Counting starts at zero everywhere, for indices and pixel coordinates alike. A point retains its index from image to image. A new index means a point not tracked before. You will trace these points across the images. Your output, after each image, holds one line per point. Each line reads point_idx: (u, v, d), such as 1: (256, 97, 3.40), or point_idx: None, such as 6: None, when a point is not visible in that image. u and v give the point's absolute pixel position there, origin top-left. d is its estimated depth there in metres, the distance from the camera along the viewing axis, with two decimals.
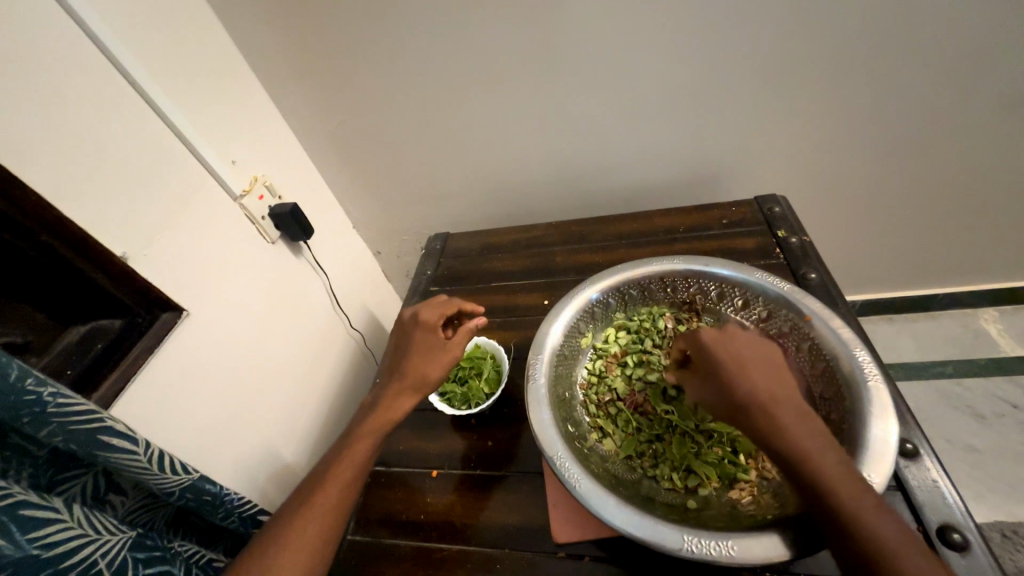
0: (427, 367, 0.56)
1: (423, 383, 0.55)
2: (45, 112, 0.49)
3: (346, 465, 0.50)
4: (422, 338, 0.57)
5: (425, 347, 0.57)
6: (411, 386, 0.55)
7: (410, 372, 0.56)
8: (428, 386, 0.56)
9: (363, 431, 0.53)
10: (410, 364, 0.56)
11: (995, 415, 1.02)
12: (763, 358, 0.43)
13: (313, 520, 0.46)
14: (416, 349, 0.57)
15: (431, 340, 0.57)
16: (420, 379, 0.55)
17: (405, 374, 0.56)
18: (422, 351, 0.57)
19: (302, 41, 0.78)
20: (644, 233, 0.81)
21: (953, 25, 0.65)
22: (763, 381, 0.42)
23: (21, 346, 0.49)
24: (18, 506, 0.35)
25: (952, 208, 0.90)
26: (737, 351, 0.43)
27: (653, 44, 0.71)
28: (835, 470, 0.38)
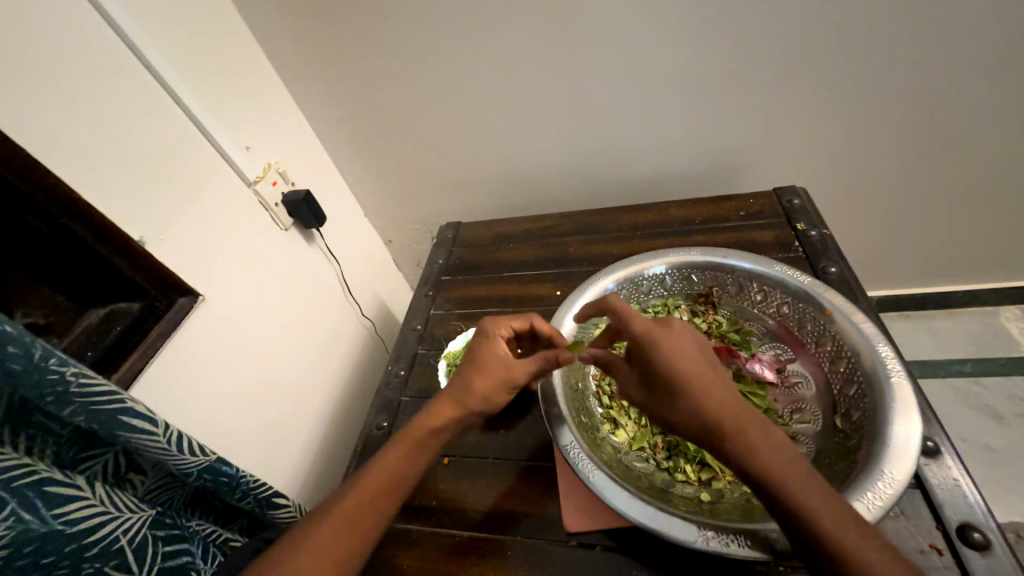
0: (483, 385, 0.50)
1: (473, 402, 0.50)
2: (63, 97, 0.49)
3: (374, 477, 0.46)
4: (485, 352, 0.52)
5: (486, 360, 0.52)
6: (462, 402, 0.50)
7: (467, 387, 0.51)
8: (480, 407, 0.50)
9: (401, 440, 0.49)
10: (471, 379, 0.51)
11: (1014, 415, 1.00)
12: (704, 369, 0.41)
13: (333, 530, 0.43)
14: (480, 361, 0.52)
15: (496, 354, 0.52)
16: (473, 397, 0.50)
17: (461, 390, 0.51)
18: (484, 364, 0.51)
19: (316, 27, 0.77)
20: (658, 224, 0.80)
21: (987, 14, 0.63)
22: (708, 396, 0.39)
23: (42, 327, 0.49)
24: (42, 482, 0.36)
25: (978, 204, 0.88)
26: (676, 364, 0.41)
27: (673, 32, 0.69)
28: (805, 489, 0.36)
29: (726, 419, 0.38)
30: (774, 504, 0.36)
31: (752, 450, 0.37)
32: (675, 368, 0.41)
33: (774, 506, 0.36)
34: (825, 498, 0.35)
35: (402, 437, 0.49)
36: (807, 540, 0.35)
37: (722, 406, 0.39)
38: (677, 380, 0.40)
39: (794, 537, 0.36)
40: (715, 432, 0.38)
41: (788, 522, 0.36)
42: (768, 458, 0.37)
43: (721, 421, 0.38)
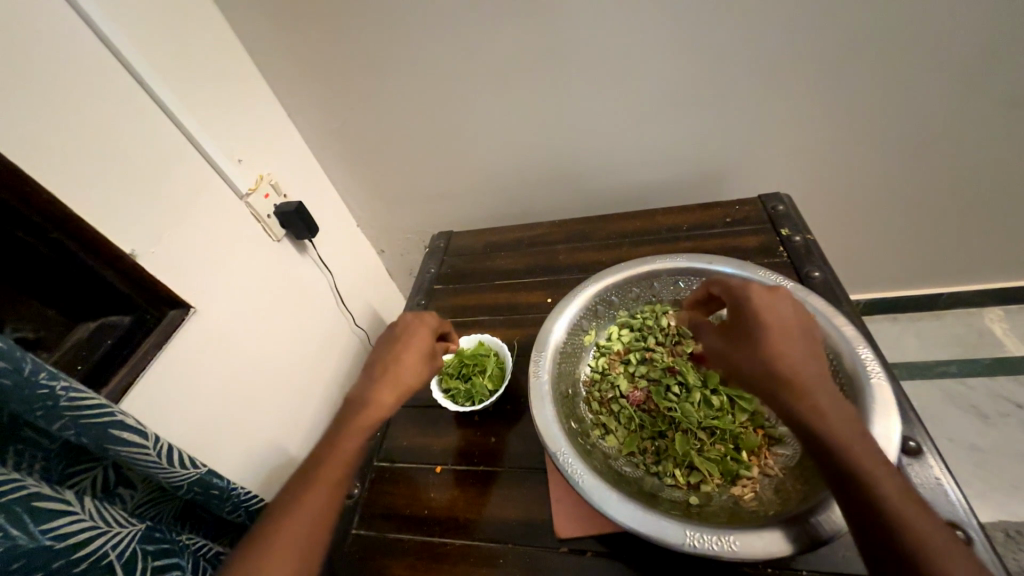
0: (415, 365, 0.57)
1: (409, 378, 0.56)
2: (55, 112, 0.49)
3: (332, 470, 0.49)
4: (422, 344, 0.59)
5: (421, 352, 0.58)
6: (398, 381, 0.55)
7: (401, 366, 0.56)
8: (414, 384, 0.56)
9: (351, 431, 0.51)
10: (406, 358, 0.57)
11: (999, 415, 1.02)
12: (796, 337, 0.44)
13: (307, 521, 0.46)
14: (409, 344, 0.58)
15: (428, 343, 0.59)
16: (407, 375, 0.56)
17: (399, 369, 0.56)
18: (415, 344, 0.58)
19: (308, 42, 0.79)
20: (647, 231, 0.82)
21: (958, 25, 0.65)
22: (790, 355, 0.42)
23: (33, 341, 0.50)
24: (31, 497, 0.36)
25: (958, 207, 0.90)
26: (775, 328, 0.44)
27: (657, 43, 0.71)
28: (864, 456, 0.38)
29: (804, 377, 0.41)
30: (831, 467, 0.39)
31: (822, 412, 0.40)
32: (762, 324, 0.44)
33: (832, 467, 0.38)
34: (885, 469, 0.38)
35: (351, 429, 0.52)
36: (860, 501, 0.37)
37: (803, 366, 0.42)
38: (765, 333, 0.44)
39: (846, 500, 0.38)
40: (792, 387, 0.41)
41: (840, 481, 0.38)
42: (835, 421, 0.39)
43: (798, 378, 0.41)
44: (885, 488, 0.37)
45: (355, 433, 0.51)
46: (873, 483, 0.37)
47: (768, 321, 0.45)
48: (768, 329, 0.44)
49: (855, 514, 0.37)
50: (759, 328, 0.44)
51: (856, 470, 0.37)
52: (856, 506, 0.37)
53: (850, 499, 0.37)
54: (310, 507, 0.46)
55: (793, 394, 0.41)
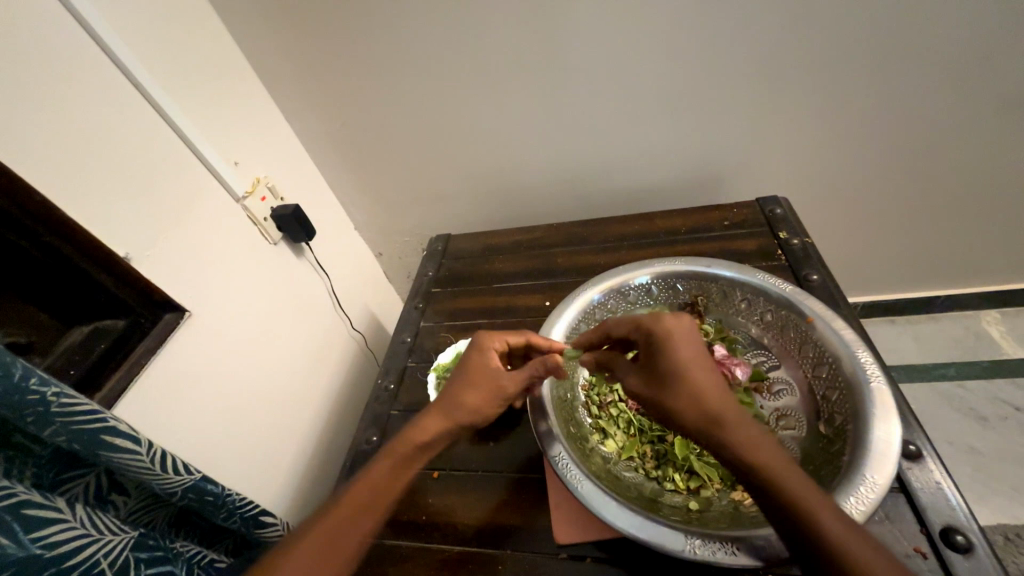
0: (474, 398, 0.52)
1: (460, 413, 0.51)
2: (48, 113, 0.49)
3: (361, 491, 0.46)
4: (476, 363, 0.53)
5: (475, 374, 0.52)
6: (450, 415, 0.51)
7: (455, 395, 0.52)
8: (469, 420, 0.51)
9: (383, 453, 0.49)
10: (457, 385, 0.52)
11: (998, 417, 1.02)
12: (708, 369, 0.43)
13: (326, 544, 0.42)
14: (470, 370, 0.53)
15: (483, 367, 0.53)
16: (461, 409, 0.51)
17: (447, 396, 0.52)
18: (474, 370, 0.53)
19: (306, 42, 0.78)
20: (645, 235, 0.81)
21: (954, 28, 0.66)
22: (701, 384, 0.42)
23: (24, 346, 0.49)
24: (21, 505, 0.35)
25: (955, 210, 0.90)
26: (685, 360, 0.44)
27: (655, 46, 0.71)
28: (781, 470, 0.37)
29: (722, 410, 0.41)
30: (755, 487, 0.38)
31: (735, 434, 0.39)
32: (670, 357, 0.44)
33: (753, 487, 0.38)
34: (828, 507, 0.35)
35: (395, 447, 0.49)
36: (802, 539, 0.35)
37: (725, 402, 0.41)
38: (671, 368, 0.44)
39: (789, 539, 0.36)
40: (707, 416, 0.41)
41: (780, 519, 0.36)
42: (764, 457, 0.38)
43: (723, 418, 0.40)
44: (809, 503, 0.36)
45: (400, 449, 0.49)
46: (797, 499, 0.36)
47: (676, 348, 0.44)
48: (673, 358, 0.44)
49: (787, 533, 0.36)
50: (667, 358, 0.44)
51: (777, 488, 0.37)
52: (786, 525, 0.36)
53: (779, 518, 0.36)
54: (334, 530, 0.43)
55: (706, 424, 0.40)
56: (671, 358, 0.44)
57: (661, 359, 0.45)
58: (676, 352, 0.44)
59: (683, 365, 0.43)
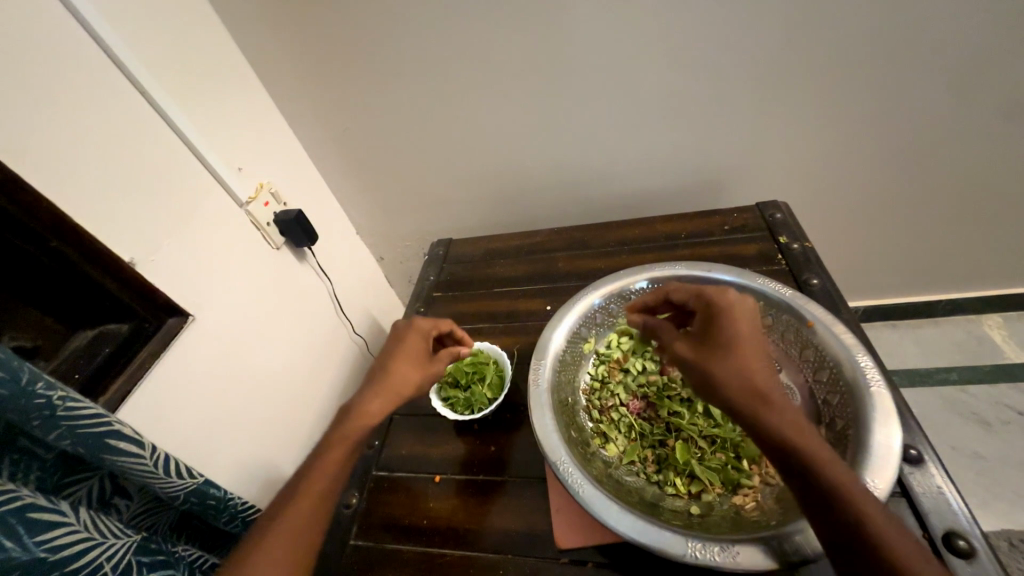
0: (409, 373, 0.56)
1: (398, 386, 0.55)
2: (55, 120, 0.50)
3: (316, 483, 0.48)
4: (409, 343, 0.59)
5: (411, 354, 0.58)
6: (388, 390, 0.54)
7: (393, 375, 0.56)
8: (406, 394, 0.55)
9: (335, 441, 0.51)
10: (397, 364, 0.57)
11: (1000, 422, 1.01)
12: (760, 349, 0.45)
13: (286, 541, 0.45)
14: (401, 351, 0.58)
15: (417, 348, 0.59)
16: (398, 383, 0.55)
17: (388, 376, 0.55)
18: (406, 351, 0.58)
19: (309, 49, 0.79)
20: (646, 239, 0.82)
21: (951, 35, 0.66)
22: (755, 364, 0.44)
23: (29, 350, 0.49)
24: (25, 508, 0.35)
25: (955, 214, 0.90)
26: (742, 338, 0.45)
27: (654, 53, 0.72)
28: (819, 453, 0.39)
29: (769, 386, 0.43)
30: (791, 465, 0.39)
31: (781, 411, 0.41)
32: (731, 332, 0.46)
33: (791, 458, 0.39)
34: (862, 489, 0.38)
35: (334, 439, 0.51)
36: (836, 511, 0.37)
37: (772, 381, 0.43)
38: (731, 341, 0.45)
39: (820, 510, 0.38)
40: (757, 391, 0.42)
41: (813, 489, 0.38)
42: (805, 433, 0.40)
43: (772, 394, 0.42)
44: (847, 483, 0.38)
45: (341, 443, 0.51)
46: (835, 481, 0.38)
47: (736, 326, 0.46)
48: (730, 333, 0.46)
49: (815, 510, 0.38)
50: (730, 334, 0.46)
51: (817, 470, 0.38)
52: (817, 503, 0.38)
53: (812, 497, 0.38)
54: (294, 526, 0.46)
55: (754, 401, 0.42)
56: (732, 334, 0.46)
57: (720, 335, 0.46)
58: (735, 330, 0.46)
59: (741, 343, 0.45)
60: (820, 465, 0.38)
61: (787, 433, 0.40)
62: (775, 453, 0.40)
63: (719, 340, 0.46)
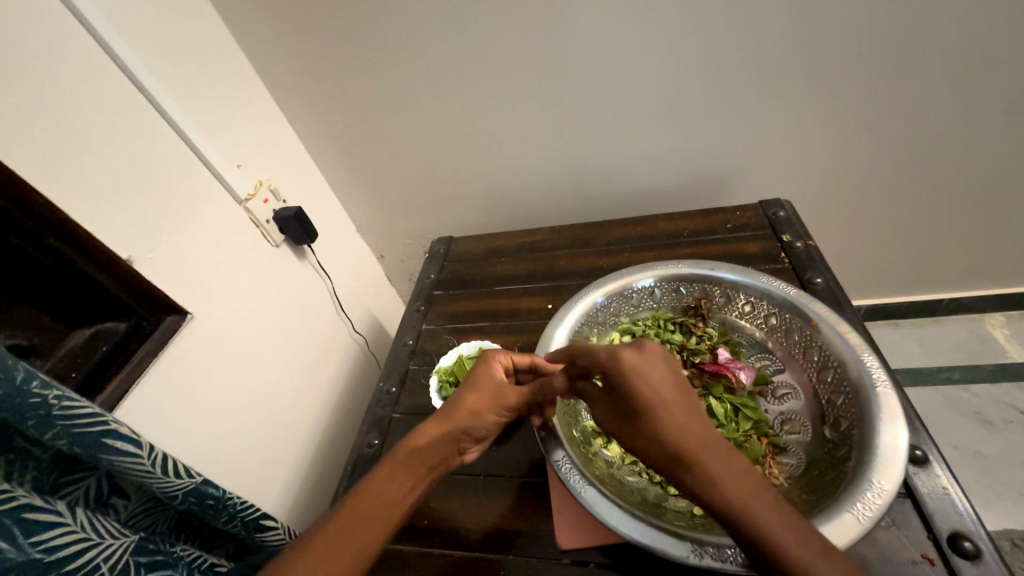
0: (476, 402, 0.49)
1: (463, 422, 0.47)
2: (50, 114, 0.49)
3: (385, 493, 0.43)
4: (485, 375, 0.51)
5: (483, 388, 0.50)
6: (449, 420, 0.47)
7: (460, 407, 0.48)
8: (469, 426, 0.48)
9: (410, 453, 0.45)
10: (466, 397, 0.49)
11: (1003, 422, 1.01)
12: (676, 400, 0.39)
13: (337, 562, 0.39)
14: (470, 381, 0.51)
15: (490, 382, 0.51)
16: (460, 415, 0.48)
17: (455, 408, 0.48)
18: (478, 388, 0.50)
19: (309, 44, 0.78)
20: (648, 237, 0.81)
21: (958, 30, 0.65)
22: (671, 419, 0.38)
23: (26, 348, 0.49)
24: (21, 509, 0.35)
25: (960, 213, 0.90)
26: (651, 393, 0.39)
27: (656, 48, 0.71)
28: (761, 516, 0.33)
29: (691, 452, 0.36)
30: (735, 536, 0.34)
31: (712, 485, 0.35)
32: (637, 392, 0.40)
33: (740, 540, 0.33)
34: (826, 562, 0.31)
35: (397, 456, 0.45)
36: None
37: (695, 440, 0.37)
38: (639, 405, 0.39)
39: None
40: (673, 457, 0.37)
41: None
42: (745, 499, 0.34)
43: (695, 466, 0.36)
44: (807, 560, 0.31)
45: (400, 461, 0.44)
46: (781, 546, 0.32)
47: (640, 379, 0.40)
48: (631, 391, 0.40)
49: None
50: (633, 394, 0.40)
51: (763, 535, 0.32)
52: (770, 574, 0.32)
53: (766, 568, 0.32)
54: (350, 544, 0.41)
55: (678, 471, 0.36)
56: (637, 393, 0.40)
57: (626, 393, 0.40)
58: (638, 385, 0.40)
59: (650, 402, 0.39)
60: (762, 531, 0.32)
61: (721, 496, 0.34)
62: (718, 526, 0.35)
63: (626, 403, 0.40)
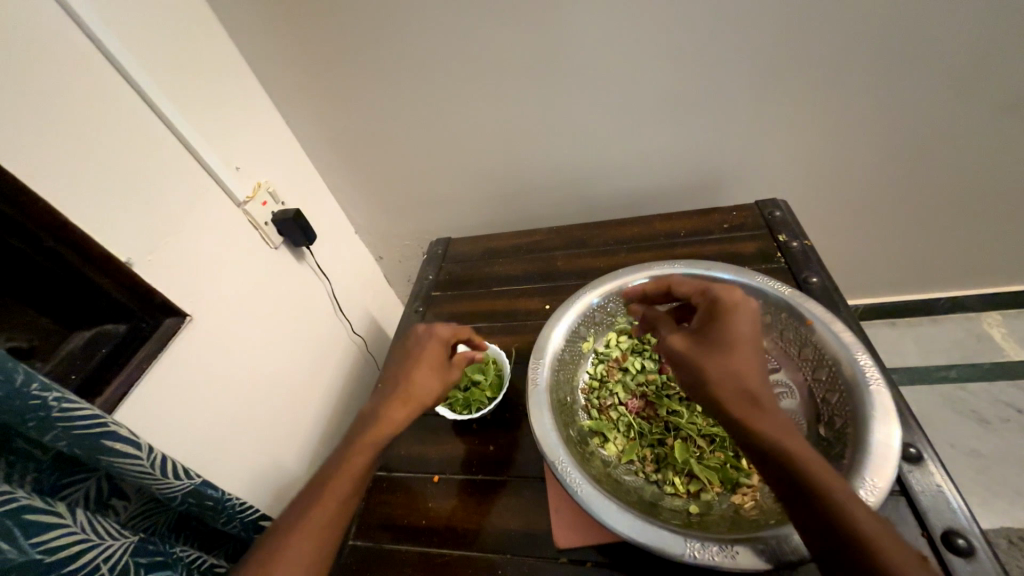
0: (428, 378, 0.56)
1: (422, 395, 0.55)
2: (49, 118, 0.49)
3: (342, 482, 0.49)
4: (428, 351, 0.58)
5: (430, 363, 0.57)
6: (410, 397, 0.55)
7: (414, 383, 0.55)
8: (426, 399, 0.55)
9: (361, 447, 0.51)
10: (419, 373, 0.56)
11: (1000, 420, 1.01)
12: (755, 347, 0.45)
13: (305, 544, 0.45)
14: (422, 359, 0.58)
15: (435, 356, 0.58)
16: (419, 390, 0.55)
17: (410, 384, 0.55)
18: (429, 362, 0.57)
19: (307, 46, 0.78)
20: (645, 238, 0.82)
21: (951, 30, 0.66)
22: (746, 360, 0.44)
23: (26, 351, 0.49)
24: (22, 510, 0.35)
25: (955, 212, 0.90)
26: (739, 334, 0.46)
27: (652, 50, 0.72)
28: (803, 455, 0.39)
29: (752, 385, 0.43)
30: (776, 466, 0.39)
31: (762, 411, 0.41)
32: (726, 332, 0.46)
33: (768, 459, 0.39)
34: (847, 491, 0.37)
35: (359, 445, 0.52)
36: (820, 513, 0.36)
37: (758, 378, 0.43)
38: (724, 341, 0.45)
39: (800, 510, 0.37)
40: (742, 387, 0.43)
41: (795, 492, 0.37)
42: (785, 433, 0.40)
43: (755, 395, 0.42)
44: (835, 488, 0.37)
45: (364, 450, 0.51)
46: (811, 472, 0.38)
47: (736, 326, 0.46)
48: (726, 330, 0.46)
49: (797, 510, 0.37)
50: (719, 331, 0.46)
51: (793, 459, 0.38)
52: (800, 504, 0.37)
53: (799, 499, 0.37)
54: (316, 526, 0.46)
55: (745, 402, 0.42)
56: (726, 332, 0.46)
57: (718, 336, 0.46)
58: (737, 330, 0.46)
59: (733, 340, 0.45)
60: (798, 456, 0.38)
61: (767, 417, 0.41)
62: (762, 457, 0.40)
63: (714, 336, 0.46)
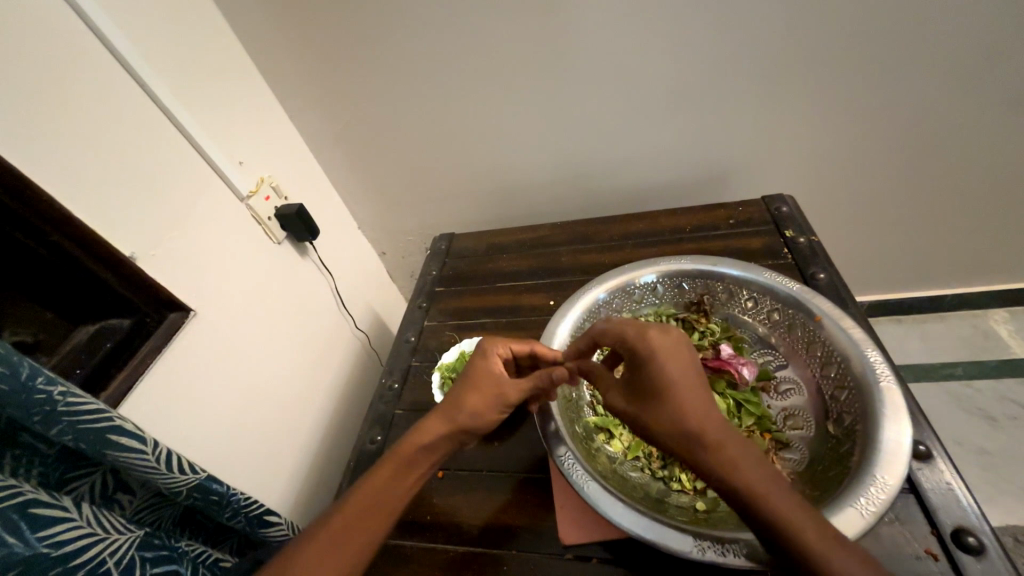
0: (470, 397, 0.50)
1: (461, 416, 0.49)
2: (51, 111, 0.49)
3: (370, 496, 0.45)
4: (479, 365, 0.52)
5: (476, 379, 0.51)
6: (453, 418, 0.49)
7: (455, 400, 0.50)
8: (466, 421, 0.49)
9: (392, 461, 0.47)
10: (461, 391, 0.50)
11: (1006, 418, 1.01)
12: (696, 385, 0.41)
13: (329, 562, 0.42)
14: (474, 375, 0.51)
15: (485, 372, 0.51)
16: (463, 411, 0.49)
17: (451, 402, 0.50)
18: (475, 380, 0.51)
19: (310, 40, 0.78)
20: (650, 233, 0.81)
21: (963, 24, 0.65)
22: (690, 404, 0.40)
23: (30, 345, 0.49)
24: (28, 504, 0.35)
25: (964, 208, 0.89)
26: (670, 374, 0.41)
27: (659, 44, 0.71)
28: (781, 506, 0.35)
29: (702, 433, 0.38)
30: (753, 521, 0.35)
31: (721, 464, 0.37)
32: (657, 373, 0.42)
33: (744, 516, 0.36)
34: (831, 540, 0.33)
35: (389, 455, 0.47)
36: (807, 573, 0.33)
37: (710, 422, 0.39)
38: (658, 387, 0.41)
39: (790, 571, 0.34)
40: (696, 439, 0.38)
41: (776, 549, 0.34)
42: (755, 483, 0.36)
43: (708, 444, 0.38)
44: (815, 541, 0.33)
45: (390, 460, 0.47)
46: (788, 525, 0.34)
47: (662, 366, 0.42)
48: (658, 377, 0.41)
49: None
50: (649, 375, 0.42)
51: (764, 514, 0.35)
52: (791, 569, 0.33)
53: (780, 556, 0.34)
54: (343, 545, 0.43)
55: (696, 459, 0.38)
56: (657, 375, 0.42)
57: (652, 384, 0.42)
58: (669, 373, 0.41)
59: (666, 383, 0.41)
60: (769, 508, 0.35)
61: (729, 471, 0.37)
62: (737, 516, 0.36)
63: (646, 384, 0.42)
